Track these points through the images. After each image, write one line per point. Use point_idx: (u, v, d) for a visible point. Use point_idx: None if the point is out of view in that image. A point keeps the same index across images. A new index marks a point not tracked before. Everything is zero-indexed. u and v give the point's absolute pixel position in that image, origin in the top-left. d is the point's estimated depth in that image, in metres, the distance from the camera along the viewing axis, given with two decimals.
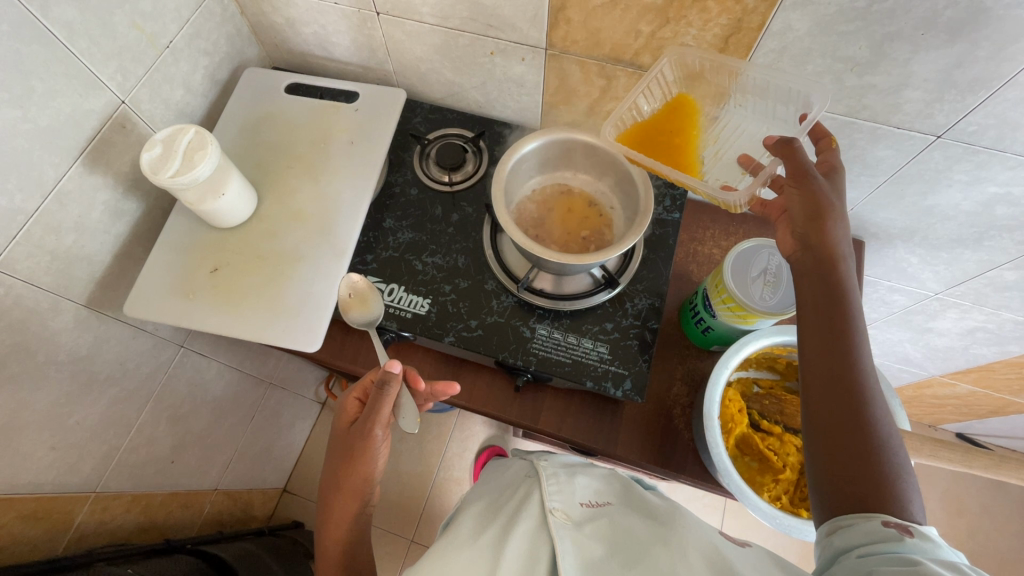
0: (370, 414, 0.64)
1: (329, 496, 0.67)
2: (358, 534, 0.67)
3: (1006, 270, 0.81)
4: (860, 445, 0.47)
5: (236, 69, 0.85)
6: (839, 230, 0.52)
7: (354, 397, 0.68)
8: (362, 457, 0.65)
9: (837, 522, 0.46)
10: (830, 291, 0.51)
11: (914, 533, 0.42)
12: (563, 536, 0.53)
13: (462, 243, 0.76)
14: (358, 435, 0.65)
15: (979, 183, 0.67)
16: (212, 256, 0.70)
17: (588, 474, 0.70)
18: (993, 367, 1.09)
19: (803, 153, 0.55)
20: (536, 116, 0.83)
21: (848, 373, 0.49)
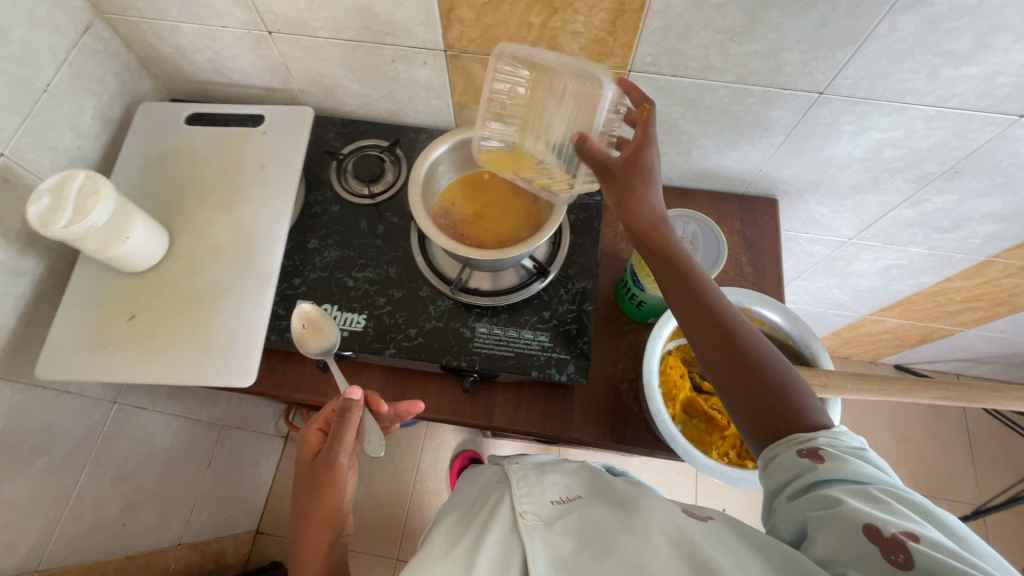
0: (333, 443, 0.62)
1: (299, 530, 0.64)
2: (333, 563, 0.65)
3: (905, 208, 0.87)
4: (745, 374, 0.51)
5: (130, 106, 0.81)
6: (652, 199, 0.57)
7: (315, 428, 0.66)
8: (329, 486, 0.63)
9: (765, 457, 0.48)
10: (668, 258, 0.57)
11: (824, 457, 0.45)
12: (534, 539, 0.54)
13: (391, 253, 0.75)
14: (322, 466, 0.63)
15: (864, 132, 0.72)
16: (129, 303, 0.67)
17: (559, 471, 0.70)
18: (913, 299, 1.18)
19: (598, 150, 0.57)
20: (449, 118, 0.83)
21: (711, 316, 0.54)
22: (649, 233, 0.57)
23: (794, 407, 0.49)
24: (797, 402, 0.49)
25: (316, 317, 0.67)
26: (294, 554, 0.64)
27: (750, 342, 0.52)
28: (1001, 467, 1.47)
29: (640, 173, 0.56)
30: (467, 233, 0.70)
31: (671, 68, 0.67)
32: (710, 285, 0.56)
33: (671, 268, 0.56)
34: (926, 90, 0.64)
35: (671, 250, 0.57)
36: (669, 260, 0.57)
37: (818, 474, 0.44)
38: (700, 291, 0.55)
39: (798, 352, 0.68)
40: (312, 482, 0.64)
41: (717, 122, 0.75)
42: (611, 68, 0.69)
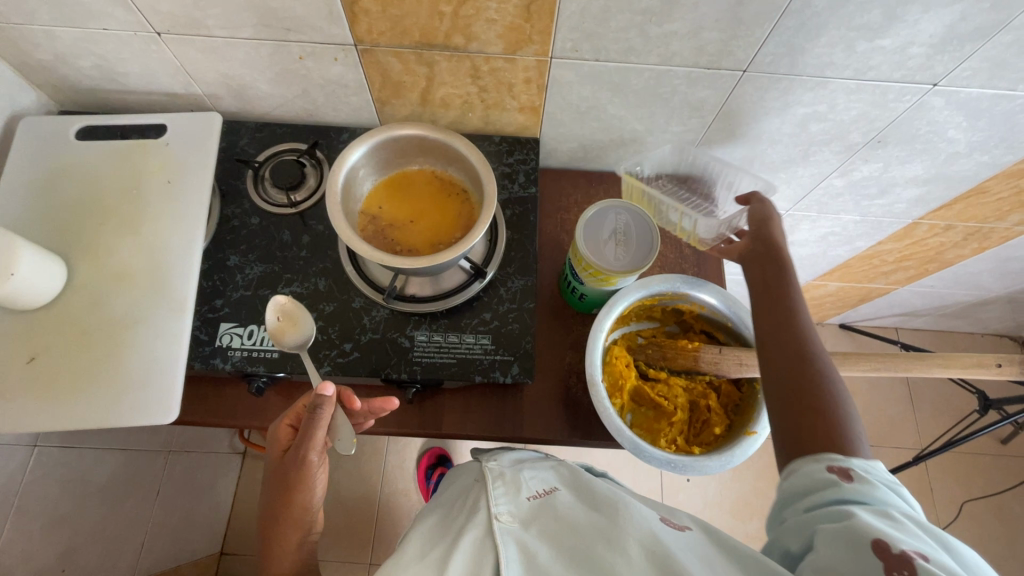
0: (302, 442, 0.58)
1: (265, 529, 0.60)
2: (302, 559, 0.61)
3: (835, 178, 0.89)
4: (794, 384, 0.54)
5: (10, 122, 0.73)
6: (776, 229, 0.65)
7: (286, 423, 0.61)
8: (297, 487, 0.59)
9: (790, 470, 0.50)
10: (768, 275, 0.62)
11: (854, 478, 0.46)
12: (507, 541, 0.53)
13: (320, 265, 0.71)
14: (290, 467, 0.59)
15: (790, 107, 0.72)
16: (25, 343, 0.60)
17: (537, 467, 0.69)
18: (850, 263, 1.22)
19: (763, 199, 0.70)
20: (372, 116, 0.79)
21: (786, 332, 0.57)
22: (759, 250, 0.65)
23: (835, 424, 0.50)
24: (843, 425, 0.50)
25: (293, 308, 0.64)
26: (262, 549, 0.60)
27: (815, 353, 0.55)
28: (938, 412, 1.56)
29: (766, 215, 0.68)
30: (394, 240, 0.67)
31: (592, 53, 0.65)
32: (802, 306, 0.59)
33: (764, 280, 0.62)
34: (844, 64, 0.64)
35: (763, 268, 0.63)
36: (764, 273, 0.62)
37: (842, 491, 0.46)
38: (783, 303, 0.59)
39: (738, 331, 0.70)
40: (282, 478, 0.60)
41: (647, 105, 0.74)
42: (532, 55, 0.66)
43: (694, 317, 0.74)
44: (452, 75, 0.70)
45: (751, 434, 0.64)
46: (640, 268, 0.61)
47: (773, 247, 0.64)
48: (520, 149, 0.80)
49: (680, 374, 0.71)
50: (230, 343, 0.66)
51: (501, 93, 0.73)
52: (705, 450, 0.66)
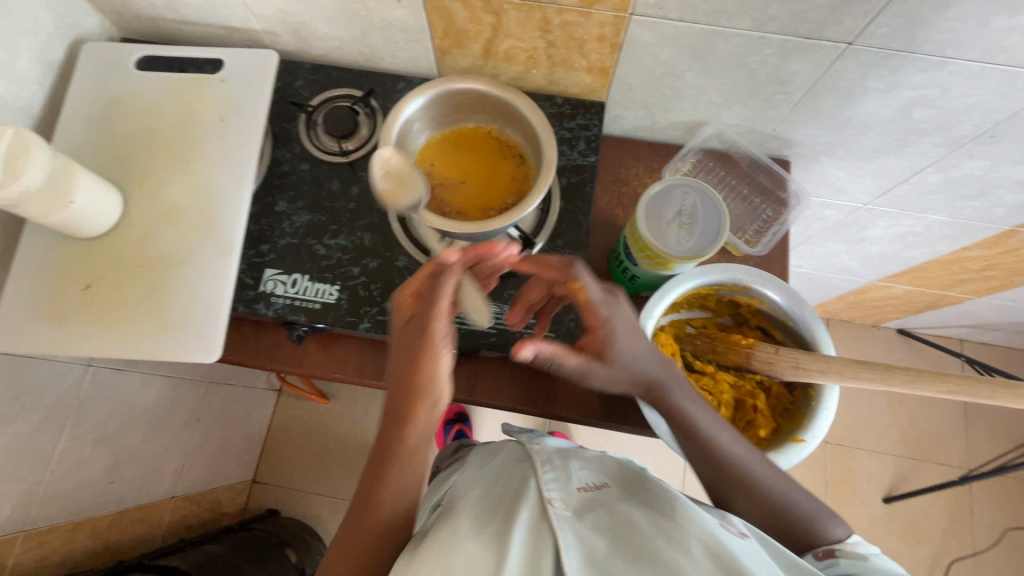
0: (430, 307, 0.52)
1: (390, 426, 0.51)
2: (412, 491, 0.50)
3: (928, 173, 0.80)
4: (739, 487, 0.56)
5: (74, 47, 0.72)
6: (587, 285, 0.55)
7: (409, 290, 0.55)
8: (427, 366, 0.51)
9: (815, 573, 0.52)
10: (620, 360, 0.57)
11: (840, 553, 0.53)
12: (564, 529, 0.48)
13: (366, 219, 0.69)
14: (415, 337, 0.53)
15: (894, 89, 0.64)
16: (81, 271, 0.62)
17: (585, 458, 0.64)
18: (924, 266, 1.12)
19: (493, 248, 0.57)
20: (430, 65, 0.74)
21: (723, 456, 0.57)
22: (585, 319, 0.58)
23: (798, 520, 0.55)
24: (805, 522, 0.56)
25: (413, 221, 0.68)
26: (382, 461, 0.50)
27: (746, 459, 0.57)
28: (993, 432, 1.47)
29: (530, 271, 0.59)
30: (444, 200, 0.64)
31: (678, 11, 0.58)
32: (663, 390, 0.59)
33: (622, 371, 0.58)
34: (972, 42, 0.56)
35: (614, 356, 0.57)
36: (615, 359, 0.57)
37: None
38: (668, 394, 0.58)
39: (799, 332, 0.65)
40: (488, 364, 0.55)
41: (728, 76, 0.67)
42: (610, 10, 0.60)
43: (751, 311, 0.69)
44: (520, 26, 0.65)
45: (799, 441, 0.59)
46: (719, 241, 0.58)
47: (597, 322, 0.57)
48: (584, 113, 0.74)
49: (728, 369, 0.67)
50: (274, 290, 0.66)
51: (570, 50, 0.67)
52: None
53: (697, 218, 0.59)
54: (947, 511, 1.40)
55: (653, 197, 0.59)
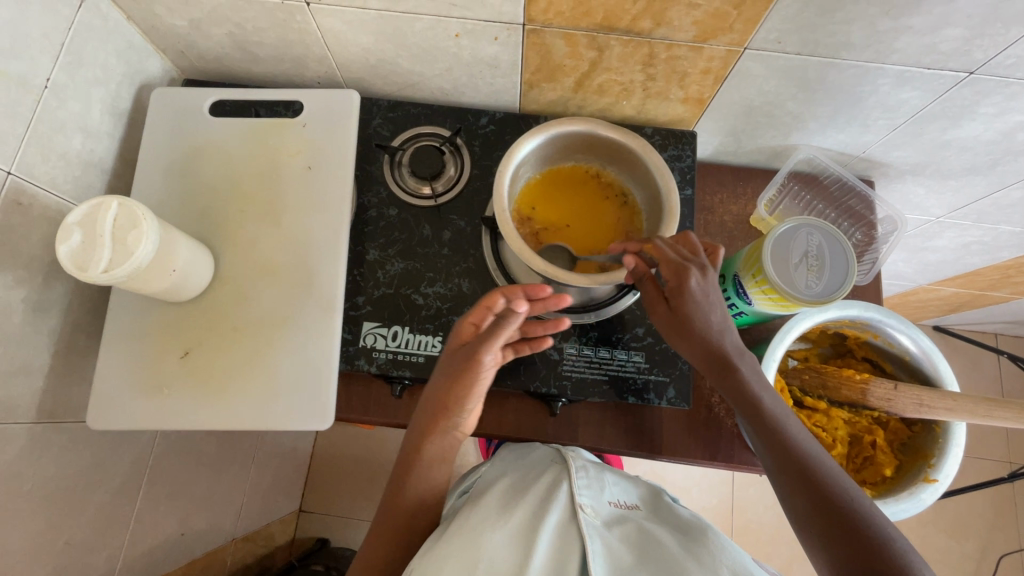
0: (479, 342, 0.56)
1: (425, 428, 0.58)
2: (437, 480, 0.60)
3: (1013, 190, 0.79)
4: (834, 521, 0.49)
5: (140, 92, 0.68)
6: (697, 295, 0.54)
7: (470, 320, 0.57)
8: (475, 379, 0.57)
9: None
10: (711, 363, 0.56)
11: None
12: (592, 534, 0.49)
13: (462, 264, 0.67)
14: (462, 367, 0.57)
15: (1004, 114, 0.63)
16: (179, 337, 0.60)
17: (616, 473, 0.62)
18: (980, 271, 1.12)
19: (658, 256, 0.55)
20: (514, 98, 0.71)
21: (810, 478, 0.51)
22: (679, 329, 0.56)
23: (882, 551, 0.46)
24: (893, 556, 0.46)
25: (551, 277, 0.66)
26: (407, 464, 0.59)
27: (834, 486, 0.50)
28: None
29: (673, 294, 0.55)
30: (553, 246, 0.62)
31: (797, 46, 0.56)
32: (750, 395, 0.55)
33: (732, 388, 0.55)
34: None
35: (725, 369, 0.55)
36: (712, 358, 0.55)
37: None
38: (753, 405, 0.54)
39: (915, 367, 0.65)
40: (682, 322, 0.55)
41: (832, 104, 0.65)
42: (724, 45, 0.57)
43: (858, 343, 0.69)
44: (621, 61, 0.62)
45: (931, 481, 0.60)
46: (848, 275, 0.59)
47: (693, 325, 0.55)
48: (675, 144, 0.72)
49: (841, 404, 0.66)
50: (374, 344, 0.64)
51: (669, 82, 0.65)
52: (874, 491, 0.63)
53: (828, 259, 0.59)
54: (996, 506, 1.39)
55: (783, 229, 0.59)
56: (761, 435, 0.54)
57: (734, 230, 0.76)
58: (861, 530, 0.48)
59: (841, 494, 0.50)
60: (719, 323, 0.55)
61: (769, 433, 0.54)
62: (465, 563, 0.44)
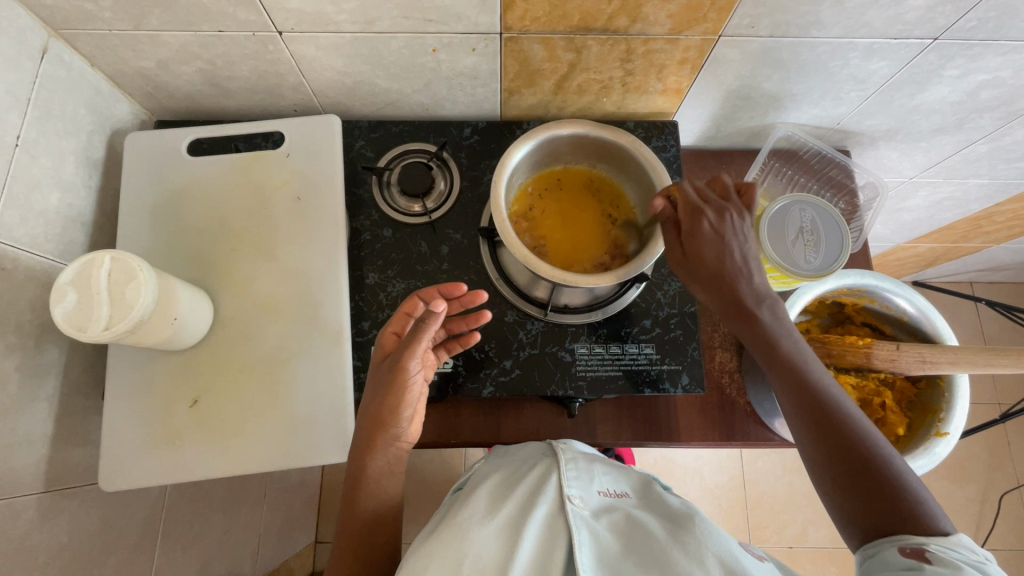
0: (404, 347, 0.51)
1: (367, 440, 0.53)
2: (389, 489, 0.55)
3: (980, 145, 0.82)
4: (852, 471, 0.48)
5: (112, 139, 0.66)
6: (716, 227, 0.54)
7: (393, 330, 0.56)
8: (404, 388, 0.52)
9: (864, 552, 0.45)
10: (733, 301, 0.55)
11: (931, 559, 0.41)
12: (580, 526, 0.46)
13: (464, 277, 0.67)
14: (388, 373, 0.53)
15: (968, 75, 0.65)
16: (186, 385, 0.59)
17: (607, 460, 0.57)
18: (954, 225, 1.16)
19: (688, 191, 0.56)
20: (494, 106, 0.72)
21: (831, 422, 0.50)
22: (699, 268, 0.55)
23: (900, 503, 0.45)
24: (907, 504, 0.45)
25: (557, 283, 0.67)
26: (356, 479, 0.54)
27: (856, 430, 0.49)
28: None
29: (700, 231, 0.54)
30: (562, 253, 0.63)
31: (769, 29, 0.58)
32: (773, 336, 0.54)
33: (756, 333, 0.55)
34: None
35: (749, 318, 0.55)
36: (725, 293, 0.55)
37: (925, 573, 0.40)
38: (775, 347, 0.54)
39: (914, 327, 0.68)
40: (697, 264, 0.55)
41: (805, 81, 0.67)
42: (699, 34, 0.58)
43: (856, 310, 0.71)
44: (599, 59, 0.63)
45: (943, 435, 0.62)
46: (842, 233, 0.61)
47: (713, 266, 0.54)
48: (658, 135, 0.74)
49: (847, 370, 0.67)
50: None
51: (647, 76, 0.66)
52: (891, 452, 0.64)
53: (823, 232, 0.61)
54: (990, 448, 1.44)
55: (774, 209, 0.61)
56: (782, 375, 0.53)
57: None
58: (882, 477, 0.47)
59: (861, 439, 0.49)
60: (739, 263, 0.55)
61: (790, 373, 0.53)
62: (448, 561, 0.41)
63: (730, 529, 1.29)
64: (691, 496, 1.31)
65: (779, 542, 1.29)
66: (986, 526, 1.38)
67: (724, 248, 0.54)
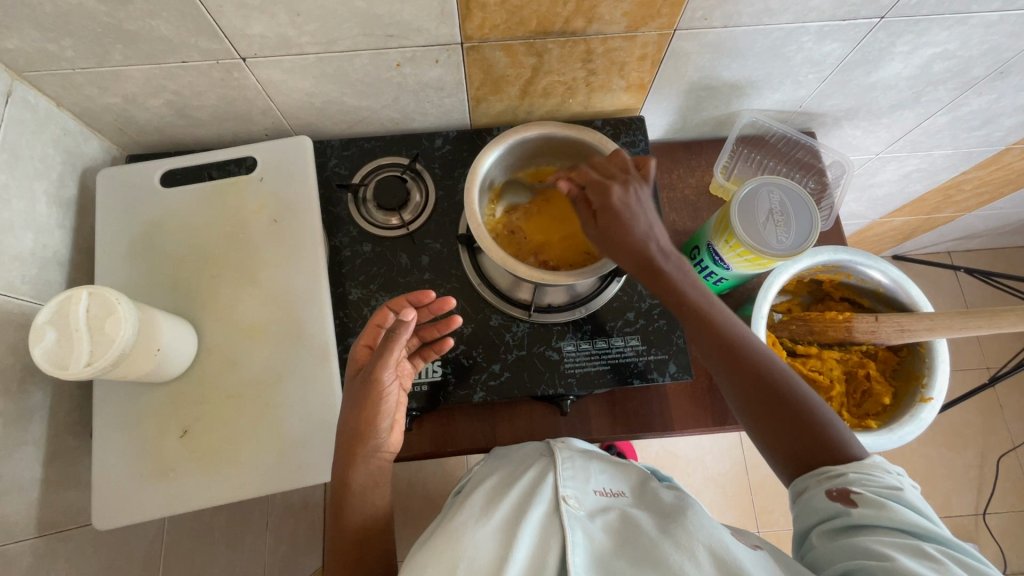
0: (377, 358, 0.52)
1: (346, 453, 0.53)
2: (377, 502, 0.54)
3: (939, 117, 0.84)
4: (778, 413, 0.50)
5: (84, 177, 0.66)
6: (626, 202, 0.54)
7: (364, 343, 0.56)
8: (380, 399, 0.53)
9: (796, 489, 0.49)
10: (652, 270, 0.54)
11: (855, 501, 0.44)
12: (575, 526, 0.46)
13: (447, 285, 0.67)
14: (364, 388, 0.53)
15: (919, 50, 0.67)
16: (175, 416, 0.58)
17: (604, 459, 0.57)
18: (924, 197, 1.18)
19: (592, 174, 0.57)
20: (463, 116, 0.73)
21: (757, 378, 0.51)
22: (614, 240, 0.54)
23: (830, 442, 0.49)
24: (835, 440, 0.49)
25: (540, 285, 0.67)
26: (339, 497, 0.52)
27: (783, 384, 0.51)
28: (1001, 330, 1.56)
29: (611, 212, 0.54)
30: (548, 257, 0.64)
31: (722, 20, 0.59)
32: (693, 301, 0.54)
33: (674, 300, 0.55)
34: None
35: (669, 284, 0.54)
36: (641, 266, 0.54)
37: (851, 518, 0.43)
38: (695, 311, 0.54)
39: (890, 297, 0.69)
40: (614, 240, 0.54)
41: (763, 68, 0.68)
42: (655, 30, 0.60)
43: (834, 285, 0.73)
44: (561, 62, 0.64)
45: (928, 400, 0.64)
46: (806, 203, 0.63)
47: (626, 240, 0.54)
48: (626, 131, 0.75)
49: (831, 345, 0.69)
50: None
51: (610, 74, 0.67)
52: (880, 422, 0.65)
53: (792, 213, 0.62)
54: (982, 413, 1.46)
55: (743, 192, 0.62)
56: (702, 333, 0.54)
57: (697, 202, 0.79)
58: (802, 415, 0.50)
59: (780, 382, 0.51)
60: (647, 231, 0.54)
61: (709, 330, 0.53)
62: (443, 566, 0.41)
63: (737, 516, 1.30)
64: (696, 486, 1.31)
65: (786, 524, 1.29)
66: (988, 490, 1.40)
67: (636, 220, 0.54)
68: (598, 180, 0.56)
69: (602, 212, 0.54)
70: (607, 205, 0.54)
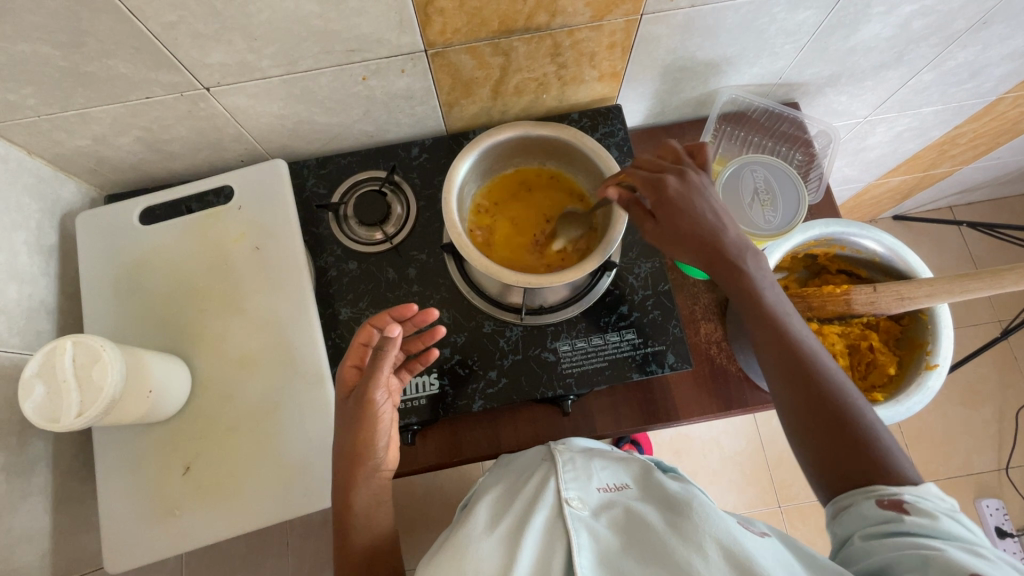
0: (367, 379, 0.51)
1: (346, 474, 0.52)
2: (380, 519, 0.54)
3: (925, 74, 0.82)
4: (832, 423, 0.48)
5: (64, 223, 0.66)
6: (687, 194, 0.52)
7: (350, 364, 0.54)
8: (373, 419, 0.52)
9: (838, 505, 0.46)
10: (716, 264, 0.53)
11: (909, 509, 0.43)
12: (579, 528, 0.46)
13: (436, 295, 0.67)
14: (355, 410, 0.52)
15: (896, 8, 0.65)
16: (176, 454, 0.58)
17: (606, 455, 0.57)
18: (919, 155, 1.16)
19: (641, 175, 0.54)
20: (437, 122, 0.71)
21: (811, 383, 0.49)
22: (679, 229, 0.53)
23: (878, 461, 0.46)
24: (886, 463, 0.46)
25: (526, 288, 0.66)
26: (344, 512, 0.52)
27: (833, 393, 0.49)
28: None
29: (676, 207, 0.52)
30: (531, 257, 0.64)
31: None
32: (755, 294, 0.53)
33: (741, 291, 0.53)
34: None
35: (733, 277, 0.53)
36: (704, 253, 0.53)
37: (903, 524, 0.42)
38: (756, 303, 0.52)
39: (887, 266, 0.68)
40: (673, 230, 0.53)
41: (738, 43, 0.67)
42: (621, 16, 0.59)
43: (829, 259, 0.71)
44: (529, 58, 0.63)
45: (933, 367, 0.62)
46: (791, 178, 0.62)
47: (699, 227, 0.53)
48: (604, 121, 0.74)
49: (830, 319, 0.68)
50: None
51: (581, 65, 0.66)
52: (886, 393, 0.65)
53: (777, 192, 0.61)
54: (999, 366, 1.44)
55: (726, 176, 0.62)
56: (763, 328, 0.52)
57: None
58: (851, 428, 0.47)
59: (836, 390, 0.49)
60: (713, 218, 0.53)
61: (771, 327, 0.52)
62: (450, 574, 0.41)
63: (757, 493, 1.29)
64: (712, 467, 1.31)
65: (807, 497, 1.28)
66: (1009, 444, 1.38)
67: (699, 210, 0.52)
68: (651, 175, 0.54)
69: (662, 204, 0.53)
70: (669, 200, 0.52)
